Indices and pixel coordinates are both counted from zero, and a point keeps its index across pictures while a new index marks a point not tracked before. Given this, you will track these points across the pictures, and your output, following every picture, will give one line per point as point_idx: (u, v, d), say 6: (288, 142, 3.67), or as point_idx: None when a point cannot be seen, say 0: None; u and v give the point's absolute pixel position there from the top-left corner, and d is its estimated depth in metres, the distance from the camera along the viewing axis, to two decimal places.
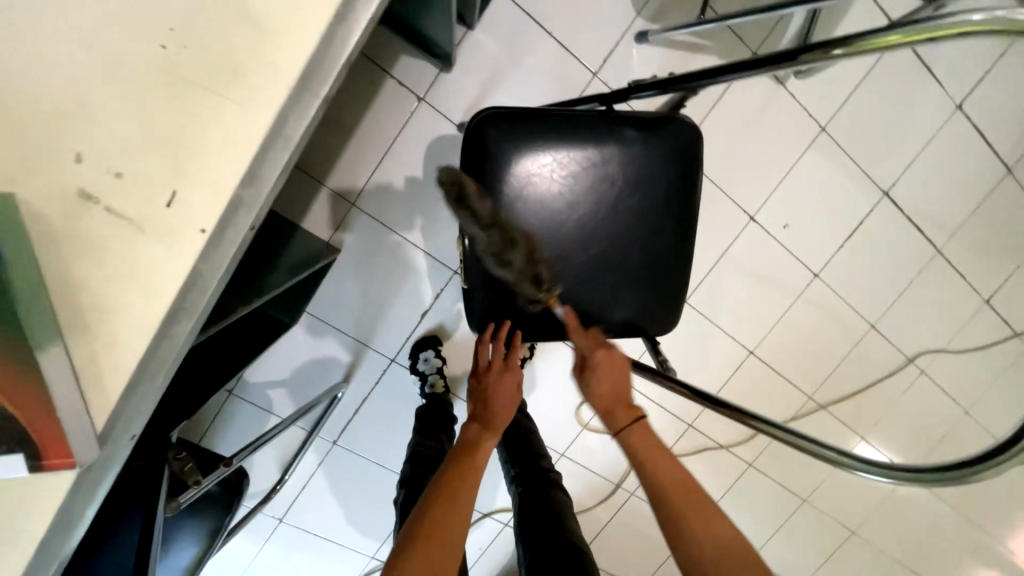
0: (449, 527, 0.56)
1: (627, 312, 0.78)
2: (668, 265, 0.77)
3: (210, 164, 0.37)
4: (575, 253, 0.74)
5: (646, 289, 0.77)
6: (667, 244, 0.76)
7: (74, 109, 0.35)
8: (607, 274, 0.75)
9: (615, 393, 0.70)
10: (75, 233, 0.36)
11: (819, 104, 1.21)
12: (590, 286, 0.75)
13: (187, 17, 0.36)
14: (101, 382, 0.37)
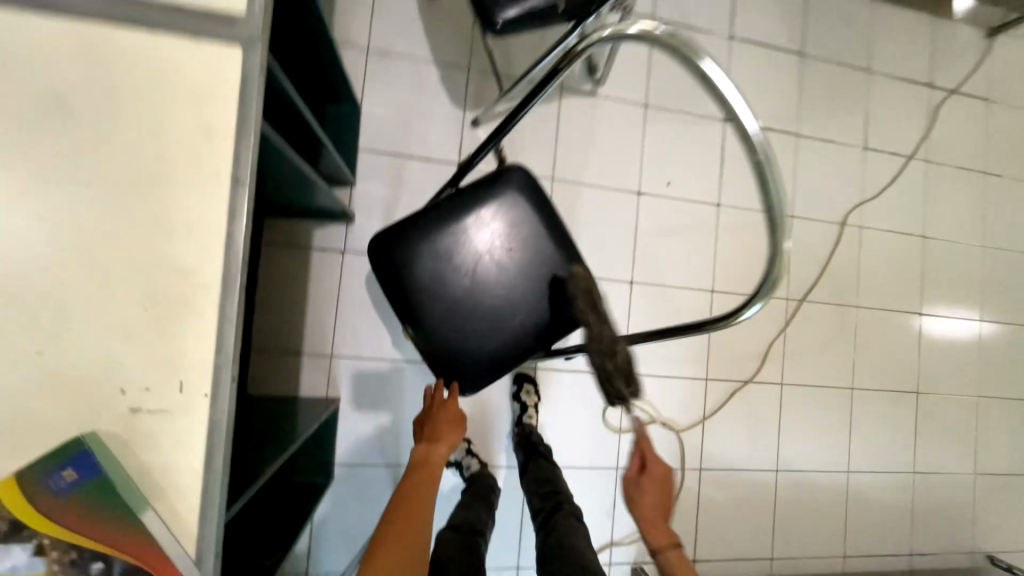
0: (412, 529, 0.76)
1: (564, 305, 0.94)
2: (566, 262, 0.95)
3: (196, 351, 0.53)
4: (493, 295, 0.92)
5: (565, 283, 0.95)
6: (556, 249, 0.94)
7: (106, 359, 0.51)
8: (529, 290, 0.93)
9: (658, 506, 0.98)
10: (137, 437, 0.52)
11: (632, 90, 1.48)
12: (523, 305, 0.93)
13: (142, 268, 0.52)
14: (185, 523, 0.52)
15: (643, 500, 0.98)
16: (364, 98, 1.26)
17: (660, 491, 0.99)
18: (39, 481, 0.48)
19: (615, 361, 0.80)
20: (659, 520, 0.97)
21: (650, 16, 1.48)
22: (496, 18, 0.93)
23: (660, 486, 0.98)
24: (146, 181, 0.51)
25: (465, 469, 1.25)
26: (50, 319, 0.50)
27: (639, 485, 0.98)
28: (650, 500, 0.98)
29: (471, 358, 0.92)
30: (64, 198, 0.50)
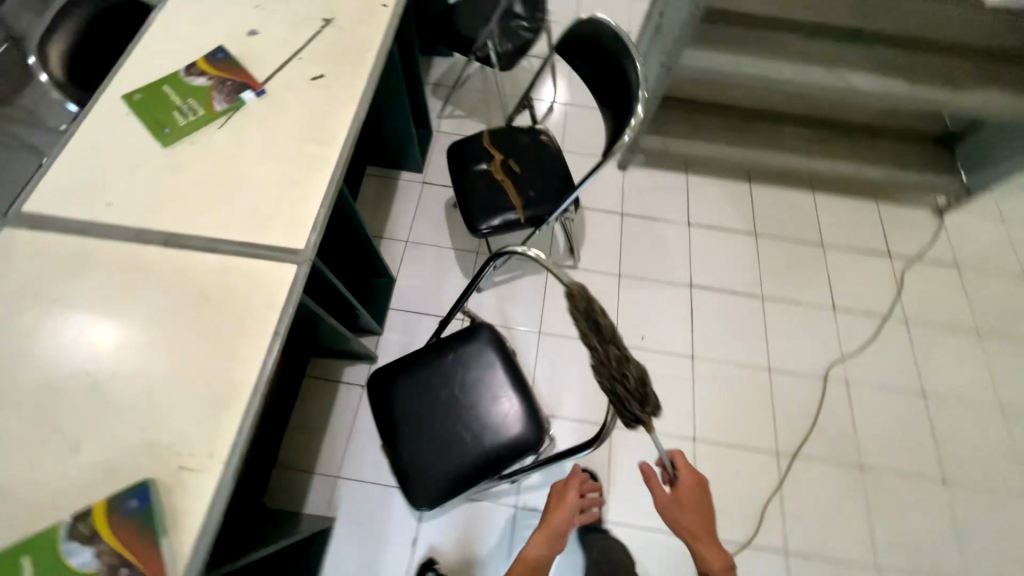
0: None
1: (512, 432, 1.16)
2: (516, 401, 1.19)
3: (228, 429, 0.76)
4: (453, 424, 1.17)
5: (516, 414, 1.18)
6: (508, 390, 1.20)
7: (175, 429, 0.75)
8: (485, 418, 1.17)
9: (702, 527, 0.89)
10: (176, 488, 0.72)
11: (607, 264, 1.85)
12: (478, 431, 1.16)
13: (214, 368, 0.80)
14: (182, 559, 0.68)
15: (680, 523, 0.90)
16: (398, 273, 1.75)
17: (698, 511, 0.89)
18: (118, 503, 0.70)
19: (627, 384, 0.76)
20: (705, 537, 0.88)
21: (619, 212, 1.94)
22: (478, 228, 1.36)
23: (698, 503, 0.89)
24: (225, 316, 0.83)
25: None
26: (152, 399, 0.77)
27: (676, 506, 0.90)
28: (688, 518, 0.89)
29: (430, 478, 1.13)
30: (185, 322, 0.82)
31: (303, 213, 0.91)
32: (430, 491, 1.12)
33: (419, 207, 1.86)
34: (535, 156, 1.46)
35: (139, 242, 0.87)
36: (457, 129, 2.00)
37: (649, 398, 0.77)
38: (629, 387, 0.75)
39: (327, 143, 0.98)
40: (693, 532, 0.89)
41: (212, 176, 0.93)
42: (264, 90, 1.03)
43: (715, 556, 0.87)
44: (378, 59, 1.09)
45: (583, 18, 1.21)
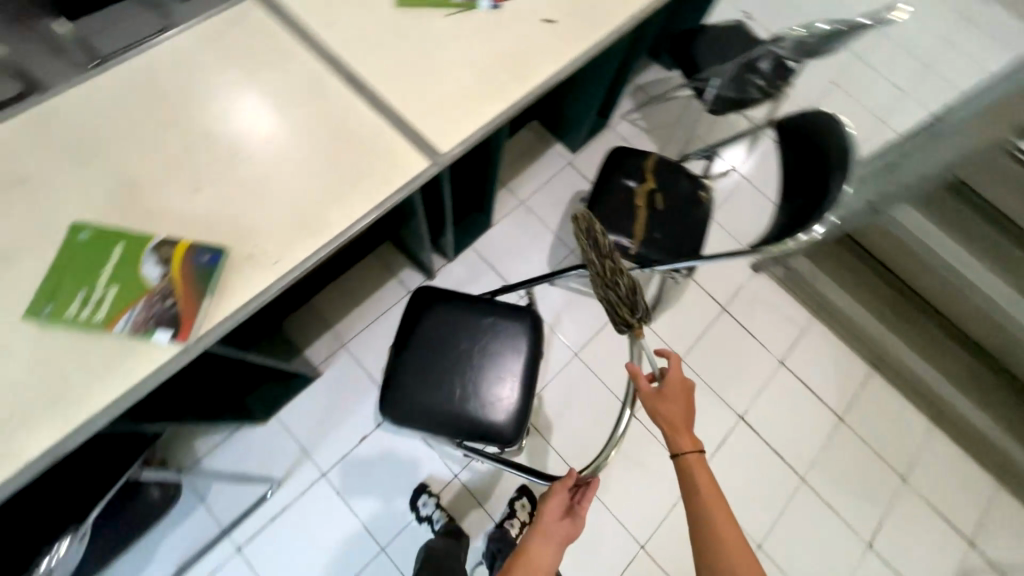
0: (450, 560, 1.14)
1: (492, 415, 1.17)
2: (516, 397, 1.19)
3: (299, 251, 0.80)
4: (454, 372, 1.20)
5: (507, 405, 1.18)
6: (517, 382, 1.20)
7: (264, 222, 0.81)
8: (482, 386, 1.19)
9: (678, 425, 0.82)
10: (236, 267, 0.77)
11: (676, 342, 1.74)
12: (469, 391, 1.18)
13: (321, 197, 0.84)
14: (209, 321, 0.74)
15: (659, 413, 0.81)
16: (496, 223, 1.78)
17: (677, 399, 0.82)
18: (196, 250, 0.76)
19: (618, 292, 0.78)
20: (681, 433, 0.81)
21: (721, 305, 1.80)
22: None
23: (679, 390, 0.82)
24: (354, 162, 0.88)
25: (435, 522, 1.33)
26: (262, 188, 0.83)
27: (658, 399, 0.82)
28: (670, 405, 0.82)
29: (406, 397, 1.18)
30: (322, 147, 0.88)
31: (461, 122, 0.94)
32: (398, 406, 1.17)
33: (550, 182, 1.88)
34: (684, 205, 1.38)
35: (329, 65, 0.95)
36: (630, 138, 1.97)
37: (638, 306, 0.77)
38: (620, 293, 0.77)
39: (519, 79, 1.00)
40: (672, 420, 0.81)
41: (414, 50, 0.99)
42: (499, 6, 1.07)
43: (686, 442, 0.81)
44: (609, 36, 1.09)
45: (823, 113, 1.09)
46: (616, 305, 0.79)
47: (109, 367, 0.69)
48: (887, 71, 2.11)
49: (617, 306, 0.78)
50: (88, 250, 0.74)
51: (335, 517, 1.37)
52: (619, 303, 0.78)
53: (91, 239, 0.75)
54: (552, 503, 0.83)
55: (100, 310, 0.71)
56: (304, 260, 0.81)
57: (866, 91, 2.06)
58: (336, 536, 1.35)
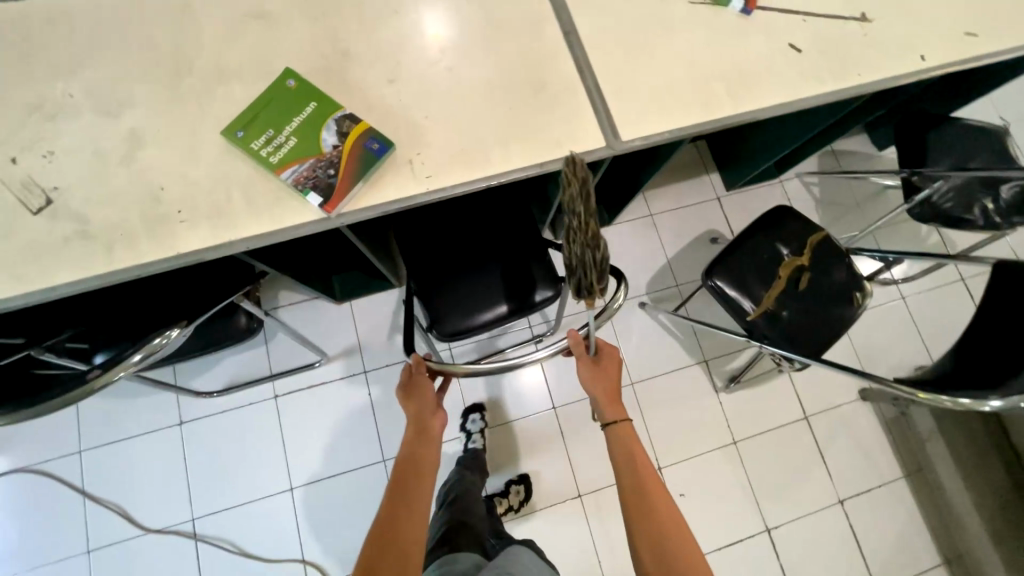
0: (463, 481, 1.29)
1: (450, 301, 1.15)
2: (480, 318, 1.15)
3: (452, 176, 0.81)
4: (474, 255, 1.18)
5: (471, 318, 1.14)
6: (495, 313, 1.16)
7: (433, 136, 0.82)
8: (476, 287, 1.16)
9: (611, 393, 0.99)
10: (393, 166, 0.79)
11: (739, 424, 1.59)
12: (465, 288, 1.15)
13: (491, 134, 0.83)
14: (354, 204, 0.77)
15: (596, 380, 0.99)
16: (615, 225, 1.71)
17: (611, 370, 1.01)
18: (369, 135, 0.79)
19: (592, 256, 0.77)
20: (613, 401, 0.98)
21: (805, 412, 1.62)
22: (711, 276, 1.22)
23: (608, 367, 1.01)
24: (535, 113, 0.85)
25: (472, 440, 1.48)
26: (444, 102, 0.84)
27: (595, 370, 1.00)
28: (604, 376, 1.00)
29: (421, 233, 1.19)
30: (514, 85, 0.86)
31: (653, 116, 0.87)
32: (407, 232, 1.20)
33: (687, 209, 1.76)
34: (828, 298, 1.22)
35: (554, 6, 0.91)
36: (795, 201, 1.81)
37: (604, 275, 0.80)
38: (594, 258, 0.77)
39: (733, 98, 0.90)
40: (605, 390, 0.99)
41: (642, 23, 0.91)
42: (751, 13, 0.95)
43: (614, 410, 0.97)
44: (853, 90, 0.94)
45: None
46: (581, 279, 0.80)
47: (266, 205, 0.76)
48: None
49: (583, 278, 0.80)
50: (287, 97, 0.79)
51: (359, 412, 1.46)
52: (587, 276, 0.79)
53: (293, 88, 0.80)
54: (423, 401, 0.96)
55: (276, 154, 0.76)
56: (454, 187, 0.81)
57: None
58: (354, 427, 1.45)
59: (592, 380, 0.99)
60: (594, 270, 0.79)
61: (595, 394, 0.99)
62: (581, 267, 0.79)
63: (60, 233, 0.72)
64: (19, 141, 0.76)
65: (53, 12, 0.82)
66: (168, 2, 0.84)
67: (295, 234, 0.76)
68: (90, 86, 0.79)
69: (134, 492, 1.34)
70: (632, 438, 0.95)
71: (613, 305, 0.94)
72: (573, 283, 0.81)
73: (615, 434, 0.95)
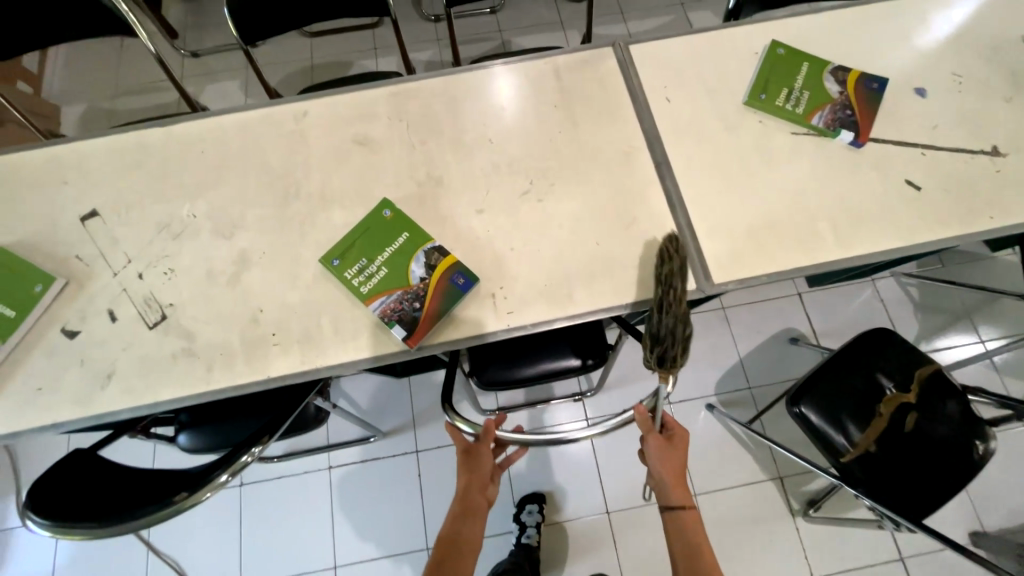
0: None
1: (492, 351, 1.12)
2: (521, 373, 1.10)
3: (532, 312, 0.79)
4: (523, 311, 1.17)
5: (512, 372, 1.10)
6: (536, 368, 1.10)
7: (515, 269, 0.81)
8: (520, 341, 1.13)
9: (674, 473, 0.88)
10: (476, 300, 0.79)
11: (818, 557, 1.40)
12: (508, 342, 1.13)
13: (576, 269, 0.82)
14: (434, 336, 0.77)
15: (665, 459, 0.87)
16: None
17: (677, 448, 0.89)
18: (455, 269, 0.79)
19: (682, 329, 0.70)
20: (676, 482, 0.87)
21: (901, 553, 1.40)
22: (796, 405, 1.11)
23: (678, 446, 0.89)
24: (624, 250, 0.83)
25: (524, 535, 1.39)
26: (531, 235, 0.83)
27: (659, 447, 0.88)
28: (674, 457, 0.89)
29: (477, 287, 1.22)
30: (602, 219, 0.85)
31: (749, 256, 0.82)
32: None
33: (764, 304, 1.65)
34: (941, 444, 1.06)
35: (646, 138, 0.90)
36: (891, 304, 1.64)
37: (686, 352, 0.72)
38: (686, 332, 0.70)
39: (840, 240, 0.84)
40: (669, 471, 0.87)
41: (739, 158, 0.89)
42: (861, 146, 0.90)
43: (680, 497, 0.86)
44: (984, 233, 0.85)
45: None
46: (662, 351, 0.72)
47: (352, 333, 0.78)
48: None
49: (666, 352, 0.71)
50: (383, 228, 0.83)
51: (407, 493, 1.44)
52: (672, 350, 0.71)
53: (389, 219, 0.83)
54: (478, 477, 0.89)
55: (367, 284, 0.79)
56: (535, 323, 0.79)
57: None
58: (402, 508, 1.43)
59: (660, 458, 0.87)
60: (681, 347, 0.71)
61: (660, 473, 0.87)
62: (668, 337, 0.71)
63: (169, 350, 0.77)
64: (146, 257, 0.83)
65: (187, 136, 0.92)
66: (286, 129, 0.92)
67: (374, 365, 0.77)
68: (210, 207, 0.87)
69: (192, 549, 1.39)
70: (699, 530, 0.84)
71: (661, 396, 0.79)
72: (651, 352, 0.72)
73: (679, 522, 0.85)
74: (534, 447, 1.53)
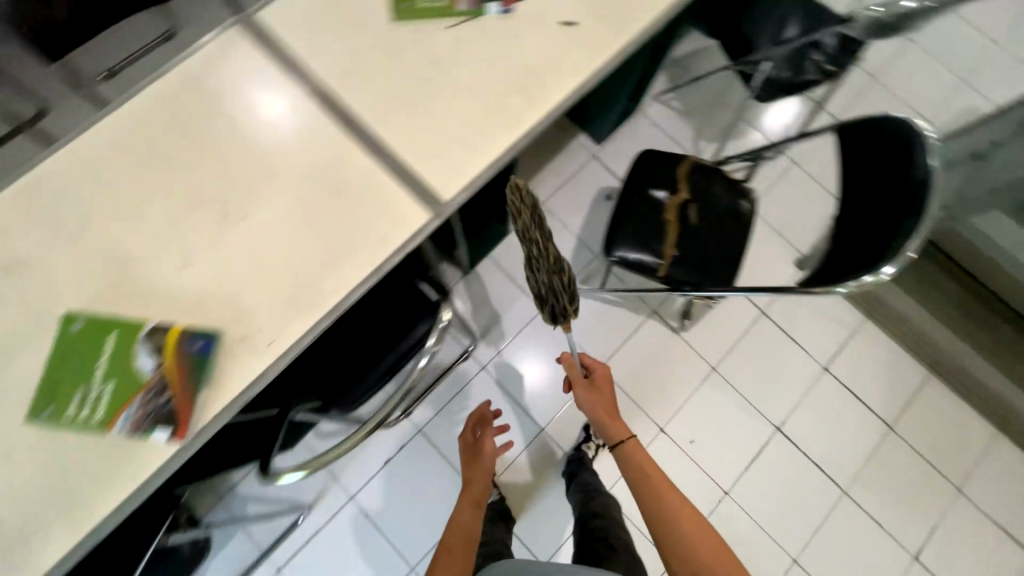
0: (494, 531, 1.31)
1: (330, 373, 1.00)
2: (367, 375, 0.98)
3: (293, 328, 0.74)
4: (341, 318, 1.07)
5: (359, 378, 0.98)
6: (379, 360, 0.99)
7: (253, 299, 0.74)
8: (350, 343, 1.02)
9: (609, 415, 1.07)
10: (228, 352, 0.72)
11: (710, 350, 1.62)
12: (341, 353, 1.01)
13: (315, 263, 0.77)
14: (205, 413, 0.70)
15: (596, 402, 1.08)
16: (514, 230, 1.68)
17: (605, 393, 1.10)
18: (187, 337, 0.71)
19: (560, 279, 0.93)
20: (612, 420, 1.06)
21: (760, 309, 1.66)
22: (611, 249, 1.20)
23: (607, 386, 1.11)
24: (352, 218, 0.79)
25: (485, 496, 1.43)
26: (251, 257, 0.76)
27: (591, 395, 1.09)
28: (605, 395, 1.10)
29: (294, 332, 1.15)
30: (313, 202, 0.79)
31: (466, 161, 0.83)
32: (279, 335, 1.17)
33: (572, 181, 1.75)
34: (724, 220, 1.24)
35: (319, 101, 0.85)
36: (663, 123, 1.82)
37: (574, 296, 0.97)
38: (563, 282, 0.94)
39: (534, 103, 0.87)
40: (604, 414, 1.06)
41: (416, 74, 0.87)
42: (512, 10, 0.91)
43: (619, 429, 1.04)
44: (639, 36, 0.93)
45: (894, 118, 0.89)
46: (556, 305, 0.97)
47: (114, 466, 0.67)
48: (943, 56, 1.94)
49: (557, 306, 0.97)
50: (81, 344, 0.70)
51: (364, 539, 1.43)
52: (563, 301, 0.97)
53: (84, 331, 0.71)
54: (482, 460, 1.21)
55: (99, 410, 0.68)
56: (302, 337, 0.74)
57: (911, 81, 1.91)
58: (366, 554, 1.42)
59: (591, 402, 1.08)
60: (568, 292, 0.96)
61: (598, 417, 1.06)
62: (553, 291, 0.95)
63: None
64: None
65: None
66: None
67: (162, 478, 0.69)
68: None
69: None
70: (641, 452, 1.00)
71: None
72: (547, 308, 0.99)
73: (626, 451, 1.00)
74: (455, 420, 1.53)
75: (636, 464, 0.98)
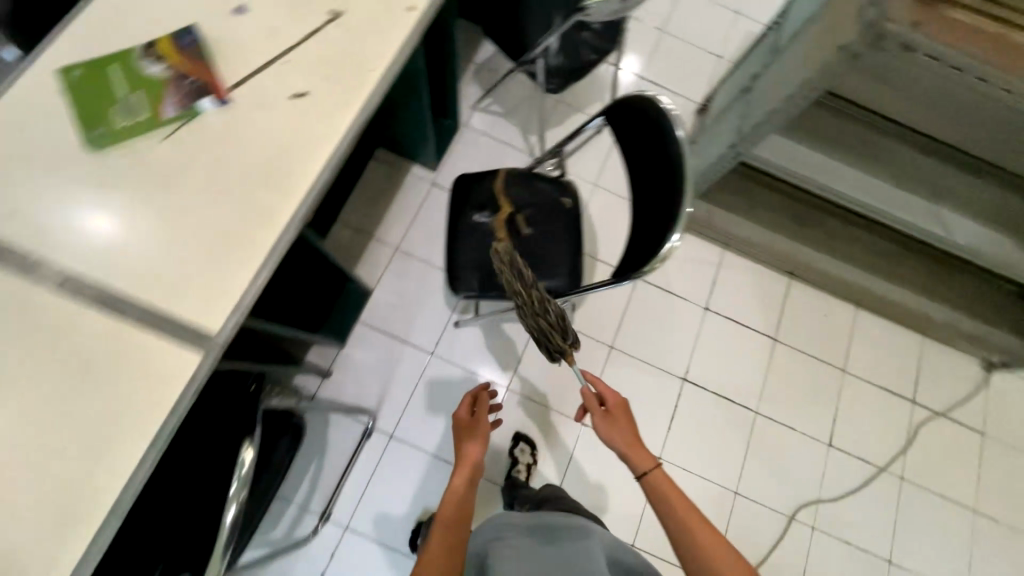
0: None
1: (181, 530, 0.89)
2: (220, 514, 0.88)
3: (72, 547, 0.64)
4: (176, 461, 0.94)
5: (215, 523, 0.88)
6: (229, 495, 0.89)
7: (13, 535, 0.64)
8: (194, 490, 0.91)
9: (631, 442, 0.97)
10: None
11: (601, 330, 1.67)
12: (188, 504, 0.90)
13: (78, 463, 0.67)
14: None
15: (613, 431, 0.99)
16: (377, 287, 1.62)
17: (623, 418, 1.00)
18: None
19: (548, 318, 0.95)
20: (635, 448, 0.96)
21: None
22: (456, 291, 1.18)
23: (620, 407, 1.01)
24: (110, 395, 0.70)
25: None
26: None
27: (609, 422, 1.00)
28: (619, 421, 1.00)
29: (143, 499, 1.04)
30: (57, 394, 0.69)
31: (228, 280, 0.76)
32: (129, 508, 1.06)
33: (420, 215, 1.70)
34: (551, 221, 1.25)
35: (29, 271, 0.73)
36: (490, 130, 1.82)
37: (567, 332, 0.97)
38: (551, 320, 0.95)
39: (287, 192, 0.81)
40: (626, 443, 0.97)
41: (142, 205, 0.77)
42: (228, 100, 0.84)
43: (641, 458, 0.94)
44: (381, 86, 0.90)
45: (636, 95, 0.95)
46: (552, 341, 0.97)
47: None
48: None
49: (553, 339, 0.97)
50: None
51: None
52: (556, 336, 0.97)
53: None
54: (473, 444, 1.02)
55: None
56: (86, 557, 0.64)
57: (695, 23, 2.06)
58: None
59: (607, 432, 0.99)
60: (557, 327, 0.97)
61: (619, 448, 0.98)
62: (545, 332, 0.97)
63: None
64: None
65: None
66: None
67: None
68: None
69: None
70: (668, 483, 0.92)
71: (243, 468, 0.72)
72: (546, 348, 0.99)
73: (652, 485, 0.92)
74: (381, 501, 1.45)
75: (663, 499, 0.90)
